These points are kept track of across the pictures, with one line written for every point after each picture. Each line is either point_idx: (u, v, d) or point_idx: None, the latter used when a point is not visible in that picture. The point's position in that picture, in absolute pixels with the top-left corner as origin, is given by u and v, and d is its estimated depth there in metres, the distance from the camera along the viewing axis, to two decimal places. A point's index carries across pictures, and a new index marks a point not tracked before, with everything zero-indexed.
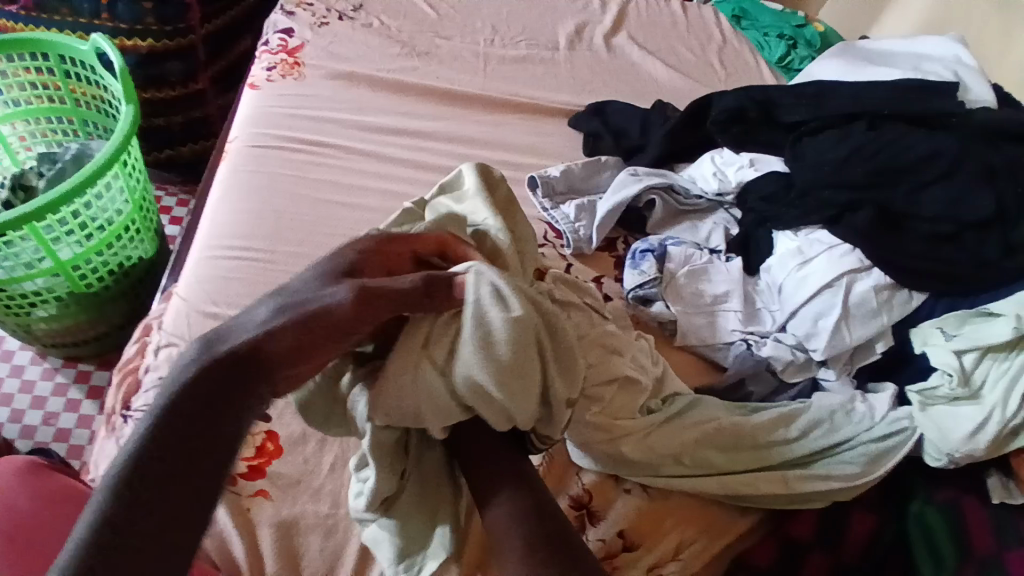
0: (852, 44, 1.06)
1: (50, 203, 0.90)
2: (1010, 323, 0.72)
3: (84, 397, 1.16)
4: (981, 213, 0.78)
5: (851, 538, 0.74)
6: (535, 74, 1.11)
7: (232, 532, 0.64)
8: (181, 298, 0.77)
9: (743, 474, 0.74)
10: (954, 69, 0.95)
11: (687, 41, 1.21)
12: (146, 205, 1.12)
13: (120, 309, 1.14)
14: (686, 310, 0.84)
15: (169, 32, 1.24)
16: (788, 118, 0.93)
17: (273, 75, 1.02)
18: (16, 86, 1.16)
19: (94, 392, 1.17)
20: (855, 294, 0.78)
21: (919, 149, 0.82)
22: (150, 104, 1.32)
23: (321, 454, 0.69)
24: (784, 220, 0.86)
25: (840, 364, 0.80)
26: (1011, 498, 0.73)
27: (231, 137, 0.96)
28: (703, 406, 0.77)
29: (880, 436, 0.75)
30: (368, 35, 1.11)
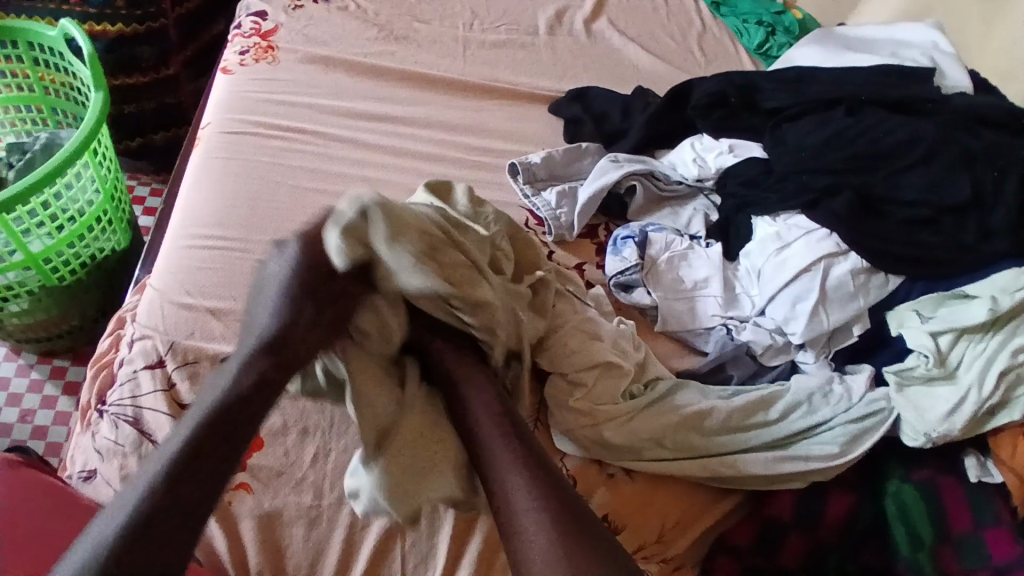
0: (832, 29, 1.06)
1: (18, 194, 0.88)
2: (985, 306, 0.74)
3: (60, 393, 1.15)
4: (957, 198, 0.78)
5: (831, 518, 0.75)
6: (515, 59, 1.10)
7: (212, 525, 0.63)
8: (155, 289, 0.76)
9: (723, 456, 0.75)
10: (931, 54, 0.95)
11: (668, 26, 1.21)
12: (117, 195, 1.10)
13: (93, 302, 1.12)
14: (666, 296, 0.85)
15: (139, 16, 1.21)
16: (767, 103, 0.93)
17: (246, 59, 1.01)
18: None
19: (71, 388, 1.15)
20: (833, 278, 0.79)
21: (897, 135, 0.83)
22: (121, 91, 1.29)
23: (301, 446, 0.68)
24: (764, 205, 0.86)
25: (818, 347, 0.81)
26: (988, 477, 0.74)
27: (203, 123, 0.94)
28: (685, 389, 0.78)
29: (858, 417, 0.76)
30: (344, 19, 1.09)
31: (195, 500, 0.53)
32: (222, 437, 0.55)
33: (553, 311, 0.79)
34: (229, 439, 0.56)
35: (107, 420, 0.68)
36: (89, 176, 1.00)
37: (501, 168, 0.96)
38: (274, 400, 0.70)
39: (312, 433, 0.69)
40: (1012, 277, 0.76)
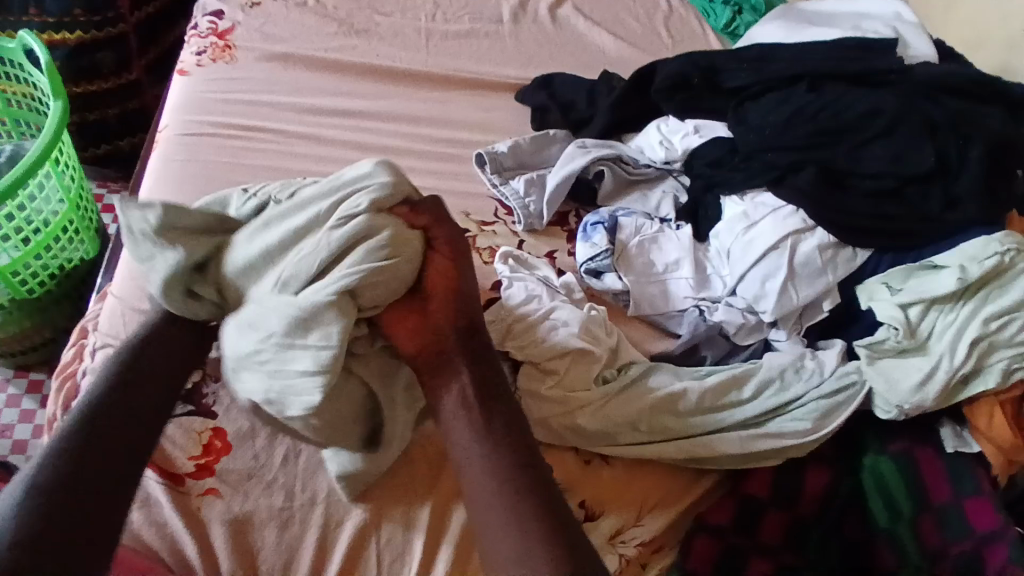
0: (795, 5, 1.06)
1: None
2: (954, 275, 0.74)
3: (38, 406, 1.14)
4: (921, 168, 0.78)
5: (809, 492, 0.75)
6: (479, 49, 1.09)
7: (182, 531, 0.63)
8: (116, 296, 0.75)
9: (697, 437, 0.75)
10: (894, 25, 0.95)
11: (633, 10, 1.20)
12: (83, 203, 1.08)
13: (66, 313, 1.11)
14: (638, 280, 0.85)
15: (98, 22, 1.20)
16: (730, 82, 0.93)
17: (204, 60, 0.99)
18: None
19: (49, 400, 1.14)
20: (800, 255, 0.79)
21: (859, 107, 0.82)
22: (84, 100, 1.27)
23: (272, 447, 0.68)
24: (731, 185, 0.86)
25: (789, 324, 0.81)
26: (965, 447, 0.75)
27: (162, 126, 0.93)
28: (658, 373, 0.78)
29: (830, 392, 0.76)
30: (304, 15, 1.07)
31: (113, 472, 0.59)
32: (126, 416, 0.62)
33: (521, 301, 0.79)
34: (139, 417, 0.62)
35: None
36: (52, 186, 0.99)
37: (468, 159, 0.95)
38: (241, 403, 0.70)
39: (282, 433, 0.69)
40: (981, 244, 0.76)
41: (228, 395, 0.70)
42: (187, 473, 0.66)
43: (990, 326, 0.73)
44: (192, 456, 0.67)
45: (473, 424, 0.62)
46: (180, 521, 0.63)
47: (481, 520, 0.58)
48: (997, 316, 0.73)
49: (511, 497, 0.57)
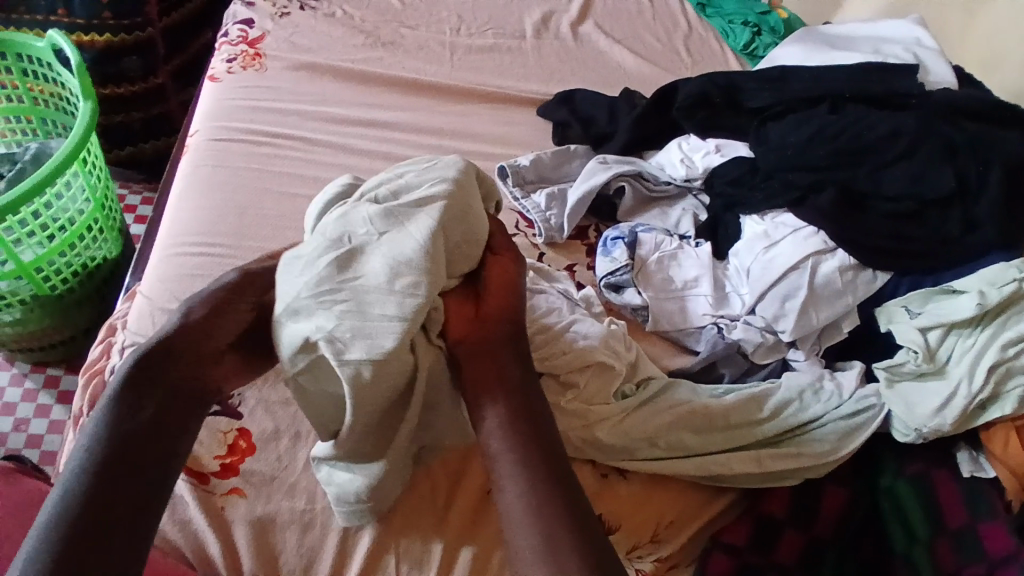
0: (815, 28, 1.07)
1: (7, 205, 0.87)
2: (974, 300, 0.74)
3: (54, 402, 1.14)
4: (942, 192, 0.79)
5: (827, 512, 0.75)
6: (502, 63, 1.10)
7: (207, 530, 0.63)
8: (144, 298, 0.76)
9: (716, 455, 0.75)
10: (915, 50, 0.96)
11: (654, 28, 1.21)
12: (108, 203, 1.10)
13: (86, 311, 1.12)
14: (657, 296, 0.85)
15: (127, 26, 1.22)
16: (752, 102, 0.94)
17: (233, 67, 1.01)
18: None
19: (65, 397, 1.15)
20: (821, 276, 0.80)
21: (881, 130, 0.83)
22: (110, 102, 1.29)
23: (295, 451, 0.69)
24: (751, 204, 0.87)
25: (808, 344, 0.82)
26: (982, 471, 0.75)
27: (191, 131, 0.94)
28: (677, 389, 0.78)
29: (849, 413, 0.77)
30: (331, 26, 1.09)
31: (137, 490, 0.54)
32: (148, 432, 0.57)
33: (543, 312, 0.79)
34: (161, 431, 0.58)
35: None
36: (78, 185, 1.00)
37: (490, 172, 0.96)
38: (265, 407, 0.71)
39: (304, 438, 0.69)
40: (999, 270, 0.76)
41: (251, 398, 0.71)
42: (211, 471, 0.66)
43: (1008, 353, 0.73)
44: (217, 454, 0.67)
45: (503, 435, 0.61)
46: (201, 521, 0.63)
47: (510, 527, 0.56)
48: (1015, 343, 0.73)
49: (541, 519, 0.56)
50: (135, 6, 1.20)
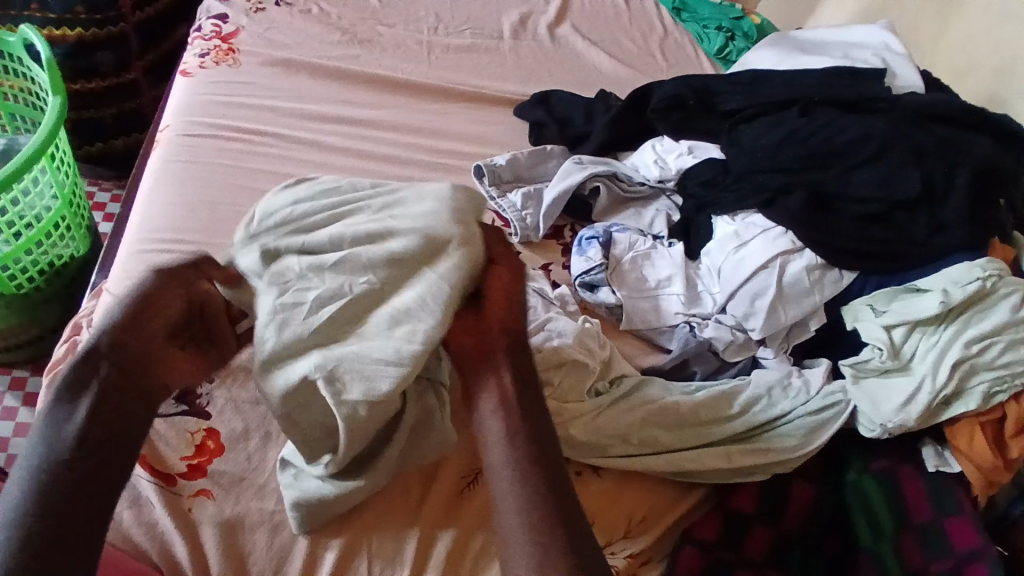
0: (787, 33, 1.09)
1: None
2: (938, 298, 0.77)
3: (20, 404, 1.11)
4: (907, 194, 0.81)
5: (794, 508, 0.76)
6: (479, 64, 1.10)
7: (173, 531, 0.62)
8: (111, 294, 0.75)
9: (687, 451, 0.76)
10: (882, 56, 0.98)
11: (630, 32, 1.23)
12: (76, 201, 1.08)
13: (54, 310, 1.10)
14: (630, 295, 0.86)
15: (99, 20, 1.20)
16: (724, 105, 0.95)
17: (206, 62, 1.00)
18: None
19: (32, 399, 1.12)
20: (790, 275, 0.81)
21: (849, 133, 0.85)
22: (80, 97, 1.27)
23: (265, 450, 0.68)
24: (722, 205, 0.89)
25: (777, 342, 0.83)
26: (947, 466, 0.77)
27: (162, 126, 0.93)
28: (649, 386, 0.79)
29: (816, 409, 0.78)
30: (307, 23, 1.08)
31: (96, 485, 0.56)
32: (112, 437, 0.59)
33: None
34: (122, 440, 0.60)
35: None
36: (46, 181, 0.98)
37: (466, 171, 0.96)
38: (235, 406, 0.70)
39: (275, 437, 0.69)
40: (964, 269, 0.79)
41: (222, 397, 0.70)
42: (178, 473, 0.65)
43: (972, 349, 0.75)
44: (184, 456, 0.67)
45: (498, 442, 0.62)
46: (169, 520, 0.63)
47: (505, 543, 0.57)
48: (978, 340, 0.75)
49: (536, 533, 0.56)
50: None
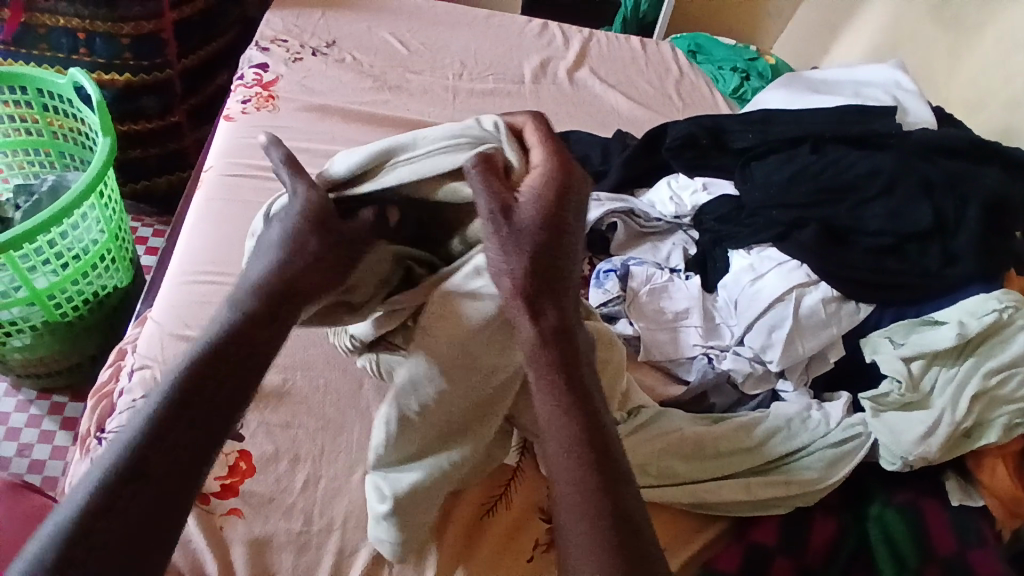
0: (799, 74, 1.13)
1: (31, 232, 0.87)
2: (954, 331, 0.78)
3: (57, 428, 1.16)
4: (920, 226, 0.83)
5: (813, 543, 0.75)
6: (502, 106, 1.16)
7: (205, 548, 0.65)
8: (155, 321, 0.79)
9: (706, 482, 0.77)
10: (894, 94, 1.01)
11: (647, 74, 1.27)
12: (122, 235, 1.14)
13: (95, 337, 1.15)
14: (649, 327, 0.88)
15: (146, 67, 1.28)
16: (738, 143, 0.98)
17: (247, 108, 1.06)
18: None
19: (69, 423, 1.17)
20: (806, 307, 0.83)
21: (860, 168, 0.87)
22: (127, 138, 1.35)
23: (293, 472, 0.71)
24: (738, 239, 0.91)
25: (796, 374, 0.84)
26: (970, 500, 0.77)
27: (205, 167, 0.99)
28: (668, 417, 0.81)
29: (836, 442, 0.79)
30: (341, 70, 1.15)
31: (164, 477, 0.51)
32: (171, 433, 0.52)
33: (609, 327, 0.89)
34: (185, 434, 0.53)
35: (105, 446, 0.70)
36: (94, 217, 1.04)
37: None
38: (266, 429, 0.73)
39: (304, 460, 0.72)
40: (979, 301, 0.79)
41: (254, 421, 0.73)
42: (212, 491, 0.68)
43: (990, 381, 0.76)
44: (217, 476, 0.69)
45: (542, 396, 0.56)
46: (201, 536, 0.65)
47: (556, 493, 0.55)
48: (997, 372, 0.76)
49: (580, 464, 0.55)
50: (154, 48, 1.27)
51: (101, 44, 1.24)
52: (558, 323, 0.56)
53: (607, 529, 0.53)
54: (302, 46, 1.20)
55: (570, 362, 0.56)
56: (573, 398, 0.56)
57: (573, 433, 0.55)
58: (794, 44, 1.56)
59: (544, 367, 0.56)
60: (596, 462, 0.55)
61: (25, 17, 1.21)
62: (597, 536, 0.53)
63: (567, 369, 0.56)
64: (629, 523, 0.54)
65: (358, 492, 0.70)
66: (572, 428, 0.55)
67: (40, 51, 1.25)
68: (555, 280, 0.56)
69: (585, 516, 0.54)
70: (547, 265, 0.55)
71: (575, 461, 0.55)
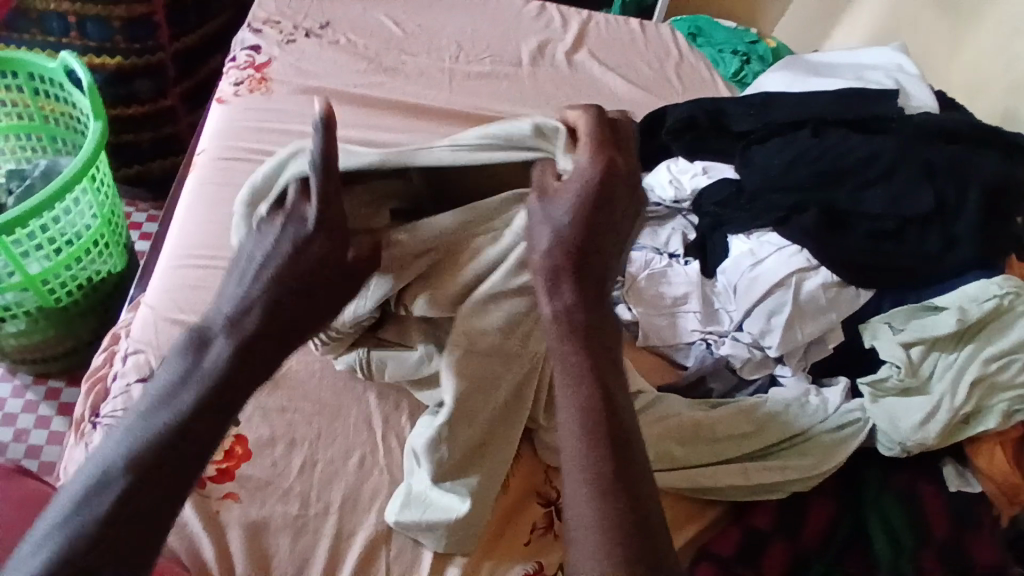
0: (800, 56, 1.11)
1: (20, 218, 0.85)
2: (955, 316, 0.77)
3: (54, 413, 1.16)
4: (920, 210, 0.82)
5: (811, 525, 0.75)
6: (498, 89, 1.14)
7: (200, 532, 0.65)
8: (148, 306, 0.79)
9: (704, 467, 0.77)
10: (896, 76, 1.00)
11: (646, 57, 1.26)
12: (115, 220, 1.13)
13: (90, 322, 1.14)
14: (647, 312, 0.87)
15: (138, 49, 1.26)
16: (738, 127, 0.97)
17: (241, 91, 1.05)
18: None
19: (65, 409, 1.16)
20: (805, 293, 0.82)
21: (860, 151, 0.87)
22: (119, 121, 1.34)
23: (289, 457, 0.70)
24: (737, 223, 0.90)
25: (795, 360, 0.84)
26: (967, 486, 0.77)
27: (199, 150, 0.98)
28: (666, 402, 0.81)
29: (834, 427, 0.79)
30: (335, 53, 1.14)
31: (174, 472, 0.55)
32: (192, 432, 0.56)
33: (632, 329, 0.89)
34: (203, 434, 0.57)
35: (100, 431, 0.70)
36: (87, 202, 1.02)
37: None
38: (263, 413, 0.73)
39: (301, 444, 0.71)
40: (980, 286, 0.79)
41: (249, 405, 0.73)
42: (207, 476, 0.68)
43: (990, 367, 0.76)
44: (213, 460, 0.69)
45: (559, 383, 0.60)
46: (197, 520, 0.65)
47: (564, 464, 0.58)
48: (995, 358, 0.76)
49: (594, 441, 0.57)
50: (147, 31, 1.25)
51: (92, 26, 1.22)
52: (589, 298, 0.63)
53: (614, 493, 0.55)
54: (296, 27, 1.18)
55: (591, 337, 0.62)
56: (580, 371, 0.60)
57: (584, 411, 0.59)
58: (795, 26, 1.54)
59: (571, 339, 0.61)
60: (604, 424, 0.58)
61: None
62: (601, 494, 0.55)
63: (587, 343, 0.62)
64: (634, 485, 0.56)
65: (355, 476, 0.70)
66: (582, 408, 0.59)
67: (32, 36, 1.24)
68: (592, 260, 0.63)
69: (587, 477, 0.56)
70: (588, 243, 0.63)
71: (587, 423, 0.58)
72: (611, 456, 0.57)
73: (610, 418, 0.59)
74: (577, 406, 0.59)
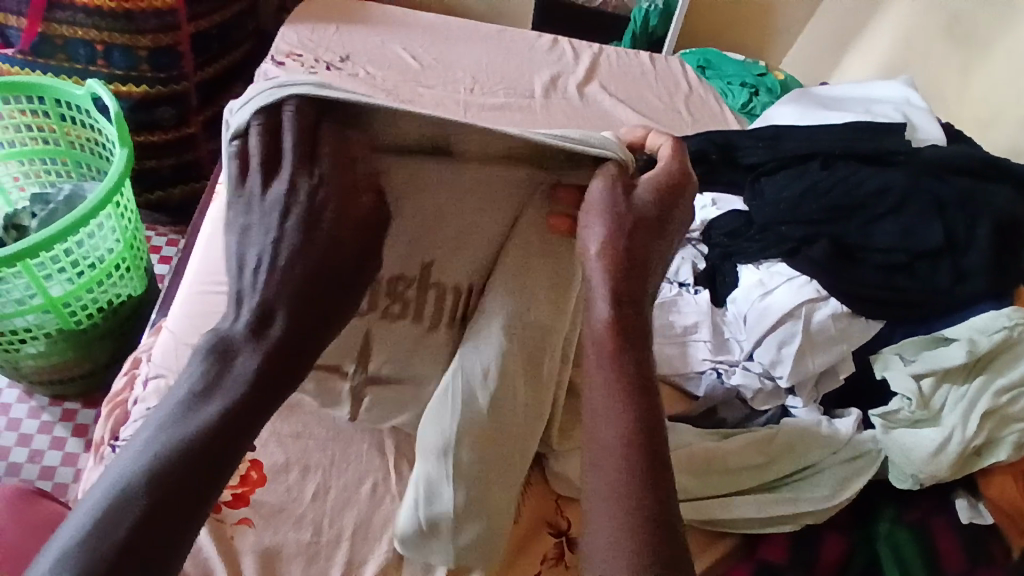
0: (808, 89, 1.13)
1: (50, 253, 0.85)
2: (964, 348, 0.78)
3: (70, 435, 1.17)
4: (930, 244, 0.83)
5: (824, 559, 0.75)
6: (512, 120, 1.17)
7: (215, 557, 0.66)
8: (170, 331, 0.81)
9: (717, 498, 0.78)
10: (904, 110, 1.01)
11: (656, 89, 1.28)
12: (137, 245, 1.15)
13: (108, 345, 1.16)
14: (657, 341, 0.89)
15: (163, 79, 1.30)
16: (748, 159, 0.99)
17: None
18: (11, 128, 1.14)
19: (80, 431, 1.18)
20: (815, 322, 0.83)
21: (870, 185, 0.87)
22: (142, 148, 1.37)
23: (303, 483, 0.71)
24: (747, 254, 0.91)
25: (806, 390, 0.84)
26: (981, 519, 0.78)
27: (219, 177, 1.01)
28: (678, 432, 0.81)
29: (846, 459, 0.79)
30: (354, 85, 1.17)
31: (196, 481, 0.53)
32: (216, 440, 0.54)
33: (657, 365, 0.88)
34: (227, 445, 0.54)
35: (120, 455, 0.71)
36: (110, 227, 1.05)
37: None
38: (278, 439, 0.74)
39: (315, 470, 0.72)
40: (989, 318, 0.80)
41: (265, 430, 0.74)
42: (223, 501, 0.69)
43: (1001, 400, 0.76)
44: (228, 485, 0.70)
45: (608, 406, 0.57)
46: (212, 543, 0.66)
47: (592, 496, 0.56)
48: (1008, 390, 0.77)
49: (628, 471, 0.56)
50: (171, 61, 1.29)
51: (117, 54, 1.25)
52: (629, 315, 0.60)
53: (640, 530, 0.54)
54: (317, 60, 1.22)
55: (638, 349, 0.59)
56: (630, 397, 0.57)
57: (626, 435, 0.56)
58: (803, 59, 1.56)
59: (614, 360, 0.58)
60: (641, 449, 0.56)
61: (42, 28, 1.22)
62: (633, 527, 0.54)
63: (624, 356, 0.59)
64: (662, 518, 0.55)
65: (367, 504, 0.71)
66: (626, 431, 0.56)
67: (57, 61, 1.25)
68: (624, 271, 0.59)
69: (621, 497, 0.55)
70: (633, 251, 0.60)
71: (630, 450, 0.57)
72: (647, 493, 0.55)
73: (653, 455, 0.56)
74: (622, 428, 0.57)
